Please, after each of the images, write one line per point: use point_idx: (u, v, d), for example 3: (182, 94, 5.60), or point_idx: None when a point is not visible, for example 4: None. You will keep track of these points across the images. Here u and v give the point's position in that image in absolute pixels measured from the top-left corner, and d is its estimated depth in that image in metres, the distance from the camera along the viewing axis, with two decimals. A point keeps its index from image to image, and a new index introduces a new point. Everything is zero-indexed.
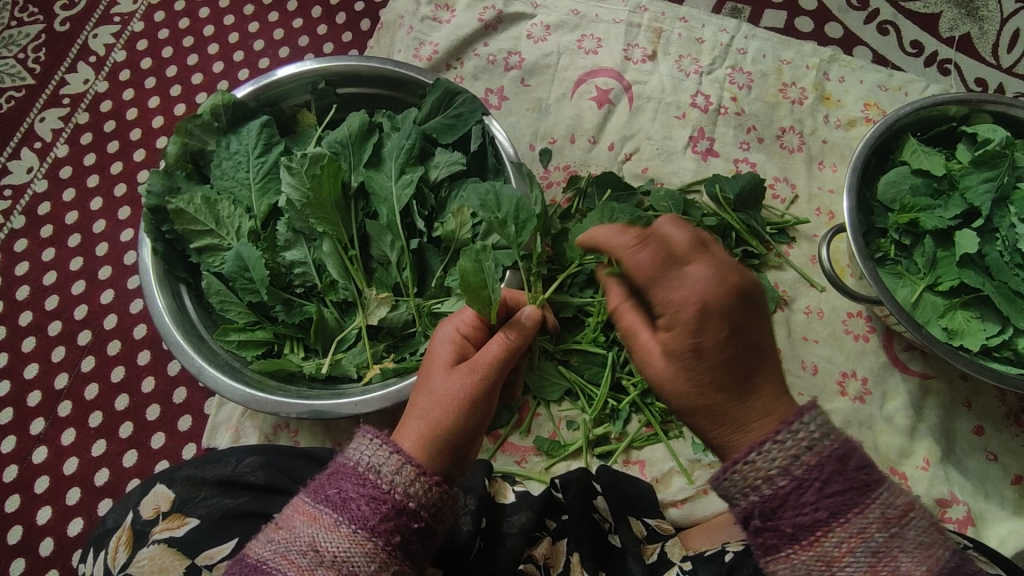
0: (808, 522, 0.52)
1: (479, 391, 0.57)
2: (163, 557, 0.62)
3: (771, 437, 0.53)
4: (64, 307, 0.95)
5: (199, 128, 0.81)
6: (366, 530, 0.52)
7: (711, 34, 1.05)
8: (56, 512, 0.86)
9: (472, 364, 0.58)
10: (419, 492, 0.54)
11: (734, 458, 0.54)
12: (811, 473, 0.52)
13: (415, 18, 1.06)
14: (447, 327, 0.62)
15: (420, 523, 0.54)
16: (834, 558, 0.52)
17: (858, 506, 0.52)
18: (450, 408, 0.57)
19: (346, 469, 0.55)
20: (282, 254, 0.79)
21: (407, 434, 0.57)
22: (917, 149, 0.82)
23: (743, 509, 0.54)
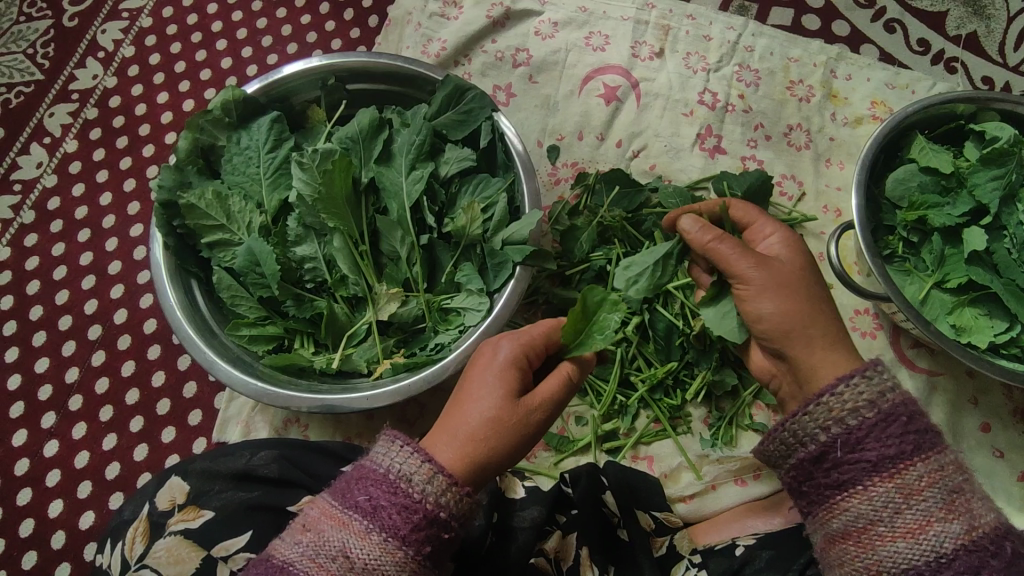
0: (896, 455, 0.58)
1: (533, 422, 0.59)
2: (179, 548, 0.63)
3: (858, 373, 0.61)
4: (73, 302, 0.95)
5: (210, 124, 0.82)
6: (396, 538, 0.53)
7: (718, 32, 1.06)
8: (68, 506, 0.86)
9: (532, 397, 0.60)
10: (452, 504, 0.54)
11: (818, 392, 0.61)
12: (897, 409, 0.59)
13: (423, 14, 1.06)
14: (511, 343, 0.62)
15: (449, 534, 0.55)
16: (914, 490, 0.57)
17: (940, 446, 0.59)
18: (501, 433, 0.58)
19: (378, 476, 0.55)
20: (292, 249, 0.79)
21: (448, 449, 0.57)
22: (925, 146, 0.83)
23: (822, 445, 0.61)
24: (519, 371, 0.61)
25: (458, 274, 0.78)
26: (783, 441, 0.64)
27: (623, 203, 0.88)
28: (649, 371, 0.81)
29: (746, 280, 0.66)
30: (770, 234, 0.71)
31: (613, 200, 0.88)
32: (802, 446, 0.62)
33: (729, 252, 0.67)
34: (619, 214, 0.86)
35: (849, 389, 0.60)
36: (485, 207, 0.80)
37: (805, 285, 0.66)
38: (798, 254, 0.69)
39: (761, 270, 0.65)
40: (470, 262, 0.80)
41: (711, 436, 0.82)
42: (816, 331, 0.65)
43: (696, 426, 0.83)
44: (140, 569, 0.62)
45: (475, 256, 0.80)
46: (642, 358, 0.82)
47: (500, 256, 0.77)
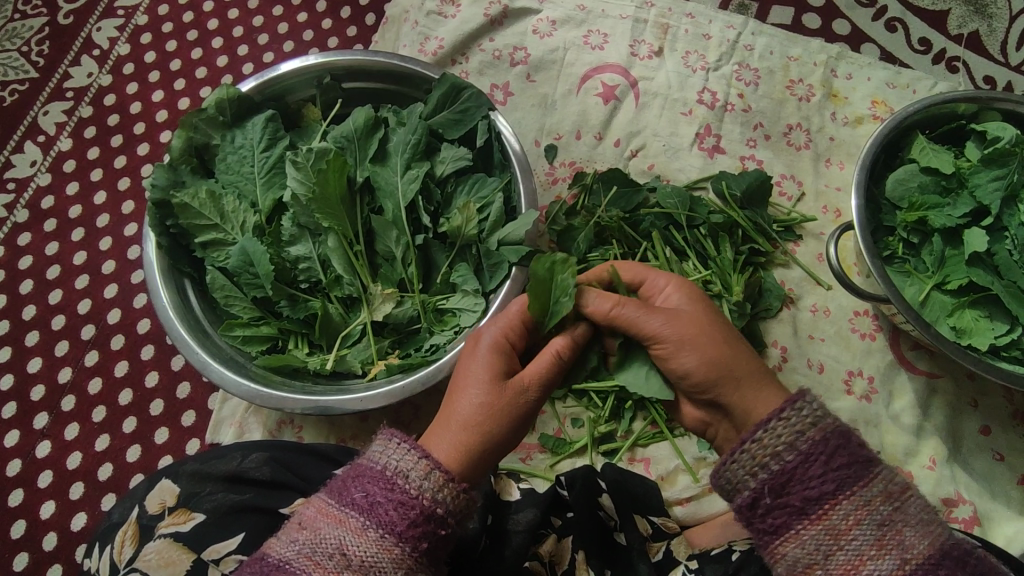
0: (817, 495, 0.55)
1: (524, 406, 0.59)
2: (169, 551, 0.62)
3: (777, 414, 0.57)
4: (67, 302, 0.95)
5: (203, 122, 0.81)
6: (393, 535, 0.52)
7: (717, 31, 1.05)
8: (60, 507, 0.86)
9: (521, 378, 0.60)
10: (448, 498, 0.54)
11: (744, 437, 0.58)
12: (816, 447, 0.56)
13: (420, 12, 1.05)
14: (495, 332, 0.63)
15: (446, 530, 0.54)
16: (841, 531, 0.54)
17: (863, 479, 0.55)
18: (495, 420, 0.58)
19: (376, 474, 0.54)
20: (286, 249, 0.78)
21: (446, 439, 0.57)
22: (925, 147, 0.82)
23: (752, 491, 0.57)
24: (505, 357, 0.61)
25: (454, 275, 0.77)
26: (722, 488, 0.60)
27: (620, 203, 0.88)
28: None
29: (659, 339, 0.62)
30: (667, 286, 0.66)
31: (610, 201, 0.88)
32: (739, 492, 0.58)
33: (633, 313, 0.63)
34: (616, 215, 0.86)
35: (768, 435, 0.57)
36: (481, 207, 0.79)
37: (705, 330, 0.62)
38: (697, 300, 0.65)
39: (668, 323, 0.62)
40: (465, 263, 0.79)
41: None
42: (730, 378, 0.61)
43: None
44: (129, 574, 0.62)
45: (471, 257, 0.79)
46: None
47: (496, 257, 0.76)
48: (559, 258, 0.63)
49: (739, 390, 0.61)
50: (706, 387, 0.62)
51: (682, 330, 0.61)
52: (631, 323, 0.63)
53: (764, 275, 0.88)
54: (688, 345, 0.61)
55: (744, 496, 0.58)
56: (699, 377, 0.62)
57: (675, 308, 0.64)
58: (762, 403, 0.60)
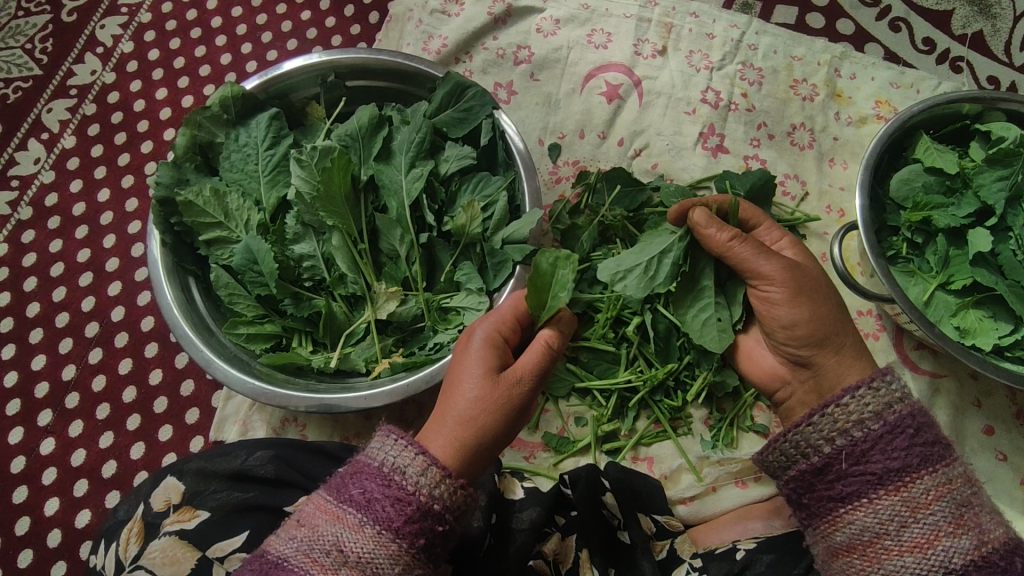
0: (899, 467, 0.58)
1: (519, 399, 0.58)
2: (175, 549, 0.62)
3: (868, 383, 0.60)
4: (71, 299, 0.95)
5: (208, 120, 0.81)
6: (390, 531, 0.52)
7: (721, 30, 1.05)
8: (64, 504, 0.86)
9: (511, 371, 0.59)
10: (445, 494, 0.54)
11: (830, 399, 0.60)
12: (904, 421, 0.58)
13: (424, 11, 1.05)
14: (486, 328, 0.61)
15: (444, 526, 0.54)
16: (920, 505, 0.57)
17: (944, 458, 0.58)
18: (490, 415, 0.57)
19: (373, 470, 0.54)
20: (291, 247, 0.78)
21: (442, 437, 0.57)
22: (930, 147, 0.82)
23: (829, 456, 0.60)
24: (498, 351, 0.60)
25: (458, 274, 0.77)
26: (794, 450, 0.62)
27: (624, 202, 0.88)
28: (650, 372, 0.80)
29: (771, 280, 0.66)
30: (780, 241, 0.73)
31: (614, 199, 0.87)
32: (815, 456, 0.60)
33: (750, 252, 0.66)
34: (620, 213, 0.85)
35: (854, 401, 0.59)
36: (485, 206, 0.79)
37: (823, 289, 0.66)
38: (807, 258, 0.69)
39: (785, 270, 0.65)
40: (469, 261, 0.79)
41: (712, 437, 0.81)
42: (827, 334, 0.65)
43: (696, 427, 0.83)
44: (135, 571, 0.61)
45: (475, 255, 0.79)
46: (643, 359, 0.82)
47: (500, 255, 0.76)
48: (563, 254, 0.61)
49: (829, 349, 0.65)
50: (800, 341, 0.66)
51: (795, 280, 0.65)
52: (745, 261, 0.66)
53: None
54: (797, 296, 0.65)
55: (819, 456, 0.60)
56: (798, 329, 0.66)
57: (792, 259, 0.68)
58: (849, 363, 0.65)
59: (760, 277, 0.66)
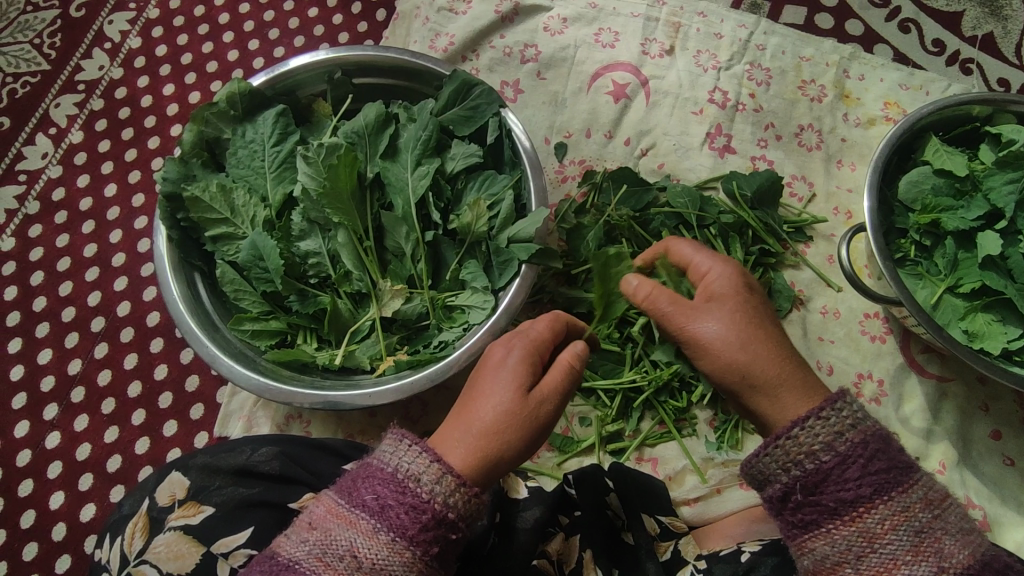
0: (851, 497, 0.56)
1: (542, 420, 0.58)
2: (179, 544, 0.63)
3: (815, 414, 0.58)
4: (77, 294, 0.95)
5: (215, 116, 0.81)
6: (405, 539, 0.52)
7: (729, 30, 1.04)
8: (69, 498, 0.86)
9: (539, 390, 0.58)
10: (460, 504, 0.54)
11: (777, 433, 0.58)
12: (855, 450, 0.56)
13: (431, 9, 1.05)
14: (521, 340, 0.61)
15: (456, 534, 0.54)
16: (876, 534, 0.55)
17: (901, 485, 0.55)
18: (511, 427, 0.57)
19: (387, 476, 0.54)
20: (297, 244, 0.78)
21: (462, 445, 0.56)
22: (939, 149, 0.81)
23: (784, 485, 0.58)
24: (527, 363, 0.59)
25: (463, 272, 0.77)
26: (753, 478, 0.61)
27: (630, 202, 0.88)
28: (656, 373, 0.80)
29: (684, 334, 0.64)
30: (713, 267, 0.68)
31: (620, 199, 0.87)
32: (771, 485, 0.59)
33: (663, 305, 0.64)
34: (627, 214, 0.86)
35: (804, 433, 0.57)
36: (491, 204, 0.79)
37: (746, 332, 0.62)
38: (733, 295, 0.64)
39: (694, 325, 0.63)
40: (474, 260, 0.79)
41: (717, 439, 0.81)
42: (755, 384, 0.61)
43: (701, 428, 0.82)
44: (139, 565, 0.62)
45: (481, 254, 0.79)
46: (648, 359, 0.82)
47: (506, 254, 0.76)
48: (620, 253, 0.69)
49: (756, 397, 0.62)
50: (730, 390, 0.64)
51: (708, 332, 0.62)
52: (661, 313, 0.65)
53: (774, 276, 0.88)
54: (712, 351, 0.62)
55: (776, 488, 0.59)
56: (720, 382, 0.63)
57: (712, 302, 0.64)
58: (785, 408, 0.61)
59: (670, 329, 0.65)
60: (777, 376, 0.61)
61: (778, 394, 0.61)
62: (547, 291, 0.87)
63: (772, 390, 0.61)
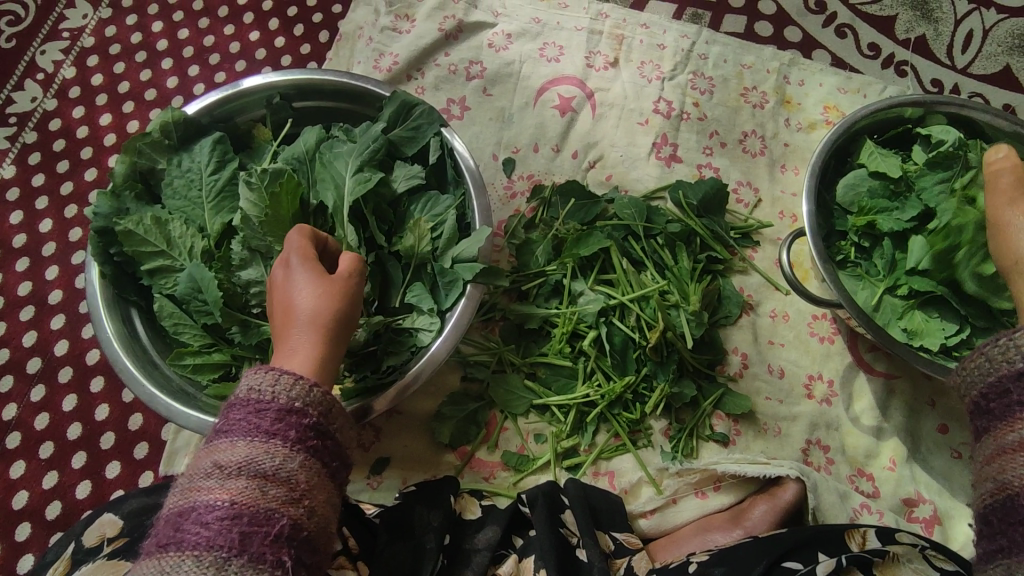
0: None
1: (341, 308, 0.59)
2: (100, 573, 0.58)
3: None
4: (11, 335, 0.92)
5: (148, 146, 0.79)
6: (262, 434, 0.51)
7: (672, 40, 1.06)
8: (5, 549, 0.82)
9: (327, 282, 0.60)
10: (304, 392, 0.53)
11: None
12: None
13: (374, 29, 1.05)
14: (289, 254, 0.63)
15: (312, 419, 0.53)
16: None
17: None
18: (329, 308, 0.59)
19: (233, 401, 0.53)
20: (237, 274, 0.75)
21: (304, 345, 0.57)
22: (873, 151, 0.83)
23: None
24: (309, 266, 0.61)
25: (409, 295, 0.76)
26: None
27: (579, 215, 0.88)
28: (608, 386, 0.81)
29: None
30: None
31: (568, 213, 0.88)
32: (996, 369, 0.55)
33: None
34: (574, 227, 0.86)
35: None
36: (435, 225, 0.78)
37: None
38: None
39: None
40: (421, 282, 0.77)
41: (672, 448, 0.81)
42: None
43: (656, 438, 0.83)
44: None
45: (426, 275, 0.77)
46: (601, 372, 0.82)
47: (450, 275, 0.75)
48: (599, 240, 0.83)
49: (1021, 279, 0.64)
50: None
51: None
52: None
53: (722, 282, 0.88)
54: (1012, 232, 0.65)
55: (1014, 369, 0.54)
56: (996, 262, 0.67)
57: None
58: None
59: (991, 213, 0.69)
60: None
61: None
62: (498, 309, 0.86)
63: None
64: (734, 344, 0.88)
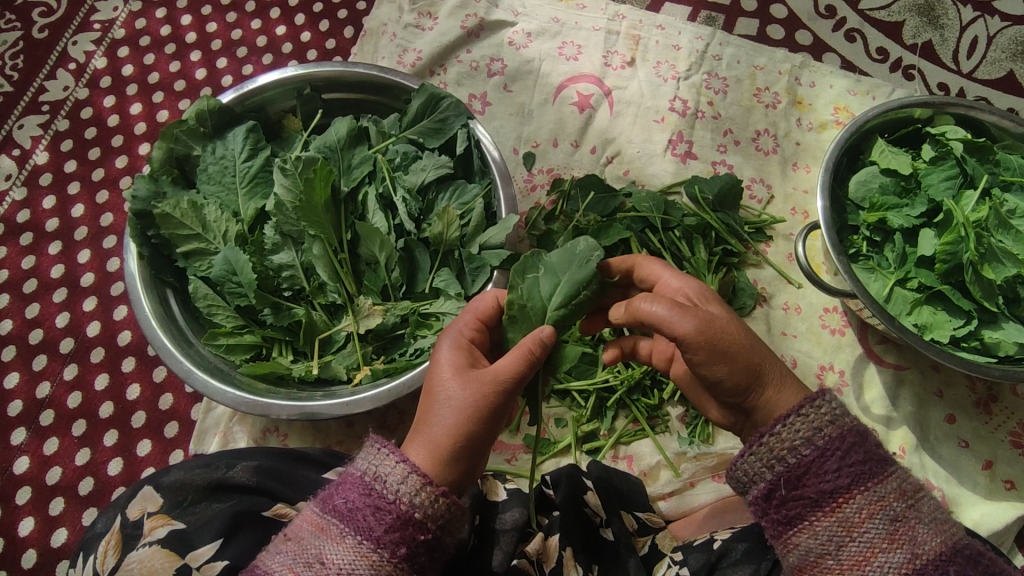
0: (832, 488, 0.56)
1: (494, 401, 0.57)
2: (154, 558, 0.60)
3: (797, 410, 0.58)
4: (44, 316, 0.93)
5: (184, 133, 0.81)
6: (372, 541, 0.54)
7: (686, 42, 1.09)
8: (39, 523, 0.84)
9: (486, 374, 0.57)
10: (426, 503, 0.54)
11: (763, 430, 0.59)
12: (833, 443, 0.57)
13: (398, 26, 1.07)
14: (450, 333, 0.61)
15: (426, 535, 0.55)
16: (854, 524, 0.56)
17: (876, 476, 0.57)
18: (479, 409, 0.56)
19: (353, 477, 0.57)
20: (270, 257, 0.78)
21: (433, 442, 0.57)
22: (885, 149, 0.86)
23: (770, 480, 0.58)
24: (464, 353, 0.60)
25: (437, 280, 0.78)
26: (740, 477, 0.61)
27: (598, 207, 0.91)
28: (627, 372, 0.82)
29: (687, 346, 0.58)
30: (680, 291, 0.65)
31: (587, 206, 0.90)
32: (758, 481, 0.59)
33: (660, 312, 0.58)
34: (594, 218, 0.88)
35: (787, 430, 0.58)
36: (463, 213, 0.81)
37: (740, 331, 0.61)
38: (712, 306, 0.63)
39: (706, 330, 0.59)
40: (449, 268, 0.80)
41: (689, 434, 0.83)
42: (750, 385, 0.60)
43: (673, 424, 0.84)
44: None
45: (454, 261, 0.80)
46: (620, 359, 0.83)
47: (478, 261, 0.78)
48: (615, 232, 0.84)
49: (762, 394, 0.61)
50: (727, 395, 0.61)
51: (721, 320, 0.61)
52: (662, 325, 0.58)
53: (736, 275, 0.91)
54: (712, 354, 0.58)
55: (760, 487, 0.59)
56: (723, 388, 0.60)
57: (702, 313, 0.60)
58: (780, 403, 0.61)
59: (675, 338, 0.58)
60: (763, 374, 0.61)
61: (773, 391, 0.61)
62: None
63: (762, 381, 0.60)
64: None
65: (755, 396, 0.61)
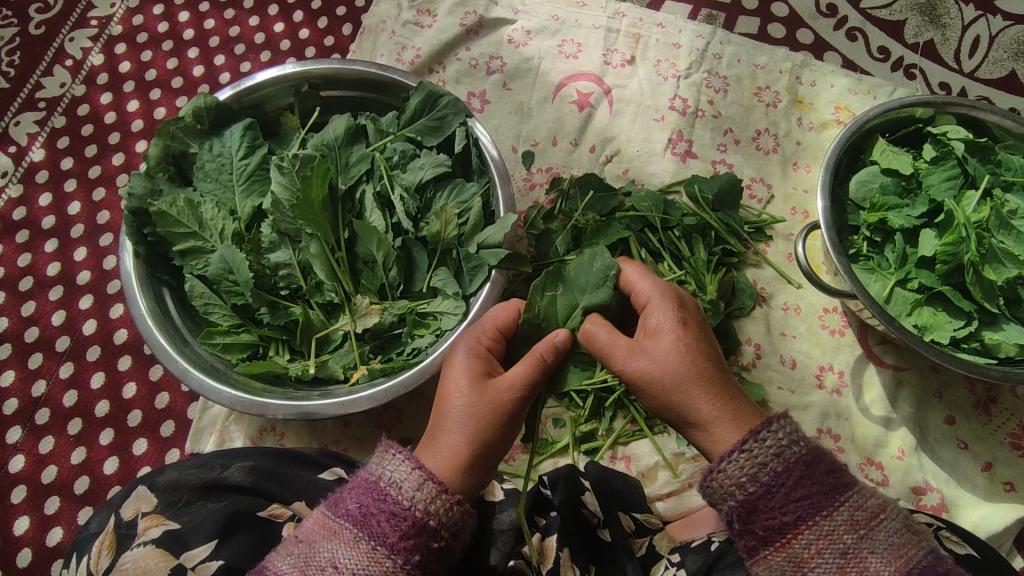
0: (778, 525, 0.57)
1: (511, 407, 0.59)
2: (149, 559, 0.59)
3: (740, 446, 0.58)
4: (40, 314, 0.93)
5: (181, 131, 0.81)
6: (385, 547, 0.53)
7: (687, 40, 1.08)
8: (34, 522, 0.84)
9: (503, 382, 0.59)
10: (440, 511, 0.55)
11: (710, 467, 0.59)
12: (777, 479, 0.57)
13: (397, 23, 1.07)
14: (465, 343, 0.63)
15: (440, 542, 0.55)
16: (804, 559, 0.57)
17: (825, 509, 0.57)
18: (496, 416, 0.59)
19: (365, 483, 0.57)
20: (267, 256, 0.78)
21: (451, 447, 0.58)
22: (886, 149, 0.85)
23: (723, 515, 0.59)
24: (480, 360, 0.62)
25: (434, 279, 0.78)
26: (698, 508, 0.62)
27: (597, 206, 0.90)
28: None
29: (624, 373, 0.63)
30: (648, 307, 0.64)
31: (587, 205, 0.89)
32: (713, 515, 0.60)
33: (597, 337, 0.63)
34: (592, 218, 0.88)
35: (731, 466, 0.58)
36: (461, 212, 0.80)
37: (694, 363, 0.61)
38: (673, 330, 0.62)
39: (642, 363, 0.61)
40: (447, 267, 0.80)
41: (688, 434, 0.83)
42: (690, 420, 0.61)
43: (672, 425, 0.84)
44: None
45: (451, 261, 0.80)
46: None
47: (476, 260, 0.77)
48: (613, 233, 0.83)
49: (693, 432, 0.62)
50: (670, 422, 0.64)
51: (673, 350, 0.61)
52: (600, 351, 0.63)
53: (736, 275, 0.91)
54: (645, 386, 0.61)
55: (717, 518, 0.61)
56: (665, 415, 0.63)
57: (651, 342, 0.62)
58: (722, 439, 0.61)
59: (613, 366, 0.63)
60: (709, 410, 0.61)
61: (715, 427, 0.61)
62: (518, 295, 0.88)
63: (707, 416, 0.60)
64: (747, 335, 0.91)
65: (701, 430, 0.62)
